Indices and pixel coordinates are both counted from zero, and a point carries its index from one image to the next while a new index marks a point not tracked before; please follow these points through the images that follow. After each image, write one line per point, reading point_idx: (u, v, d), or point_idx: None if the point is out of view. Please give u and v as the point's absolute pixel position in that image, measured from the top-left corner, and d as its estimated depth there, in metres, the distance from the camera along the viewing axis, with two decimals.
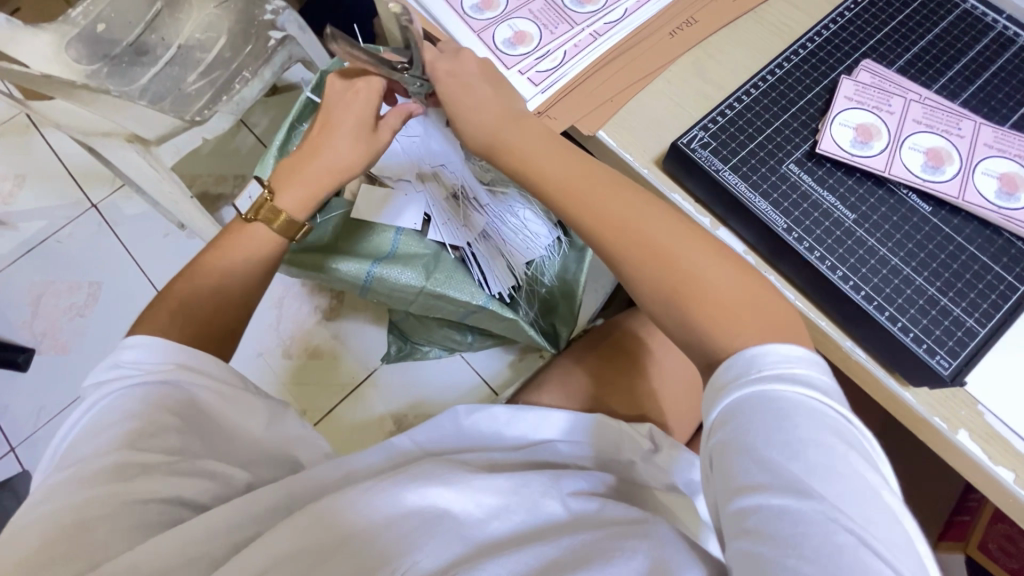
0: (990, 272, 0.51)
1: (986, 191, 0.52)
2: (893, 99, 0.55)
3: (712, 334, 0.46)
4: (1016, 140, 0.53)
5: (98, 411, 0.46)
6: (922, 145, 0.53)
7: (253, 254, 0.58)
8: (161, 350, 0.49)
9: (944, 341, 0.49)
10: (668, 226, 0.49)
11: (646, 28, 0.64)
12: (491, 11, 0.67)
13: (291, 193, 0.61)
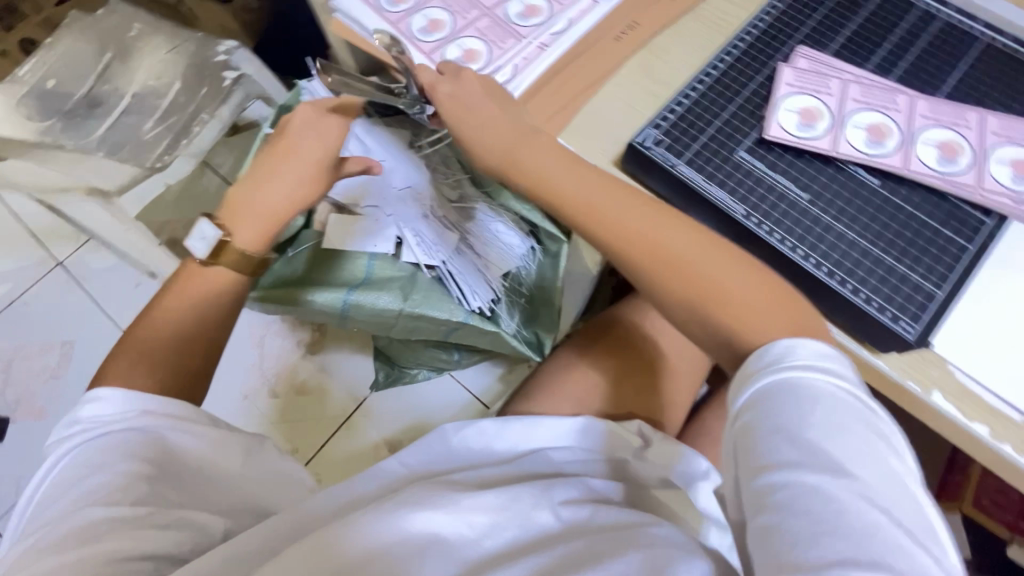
0: (942, 236, 0.47)
1: (928, 161, 0.48)
2: (831, 81, 0.51)
3: (744, 342, 0.40)
4: (955, 108, 0.50)
5: (65, 467, 0.41)
6: (863, 122, 0.49)
7: (202, 305, 0.49)
8: (127, 398, 0.43)
9: (921, 314, 0.44)
10: (692, 237, 0.42)
11: (592, 35, 0.60)
12: (438, 32, 0.59)
13: (246, 225, 0.51)
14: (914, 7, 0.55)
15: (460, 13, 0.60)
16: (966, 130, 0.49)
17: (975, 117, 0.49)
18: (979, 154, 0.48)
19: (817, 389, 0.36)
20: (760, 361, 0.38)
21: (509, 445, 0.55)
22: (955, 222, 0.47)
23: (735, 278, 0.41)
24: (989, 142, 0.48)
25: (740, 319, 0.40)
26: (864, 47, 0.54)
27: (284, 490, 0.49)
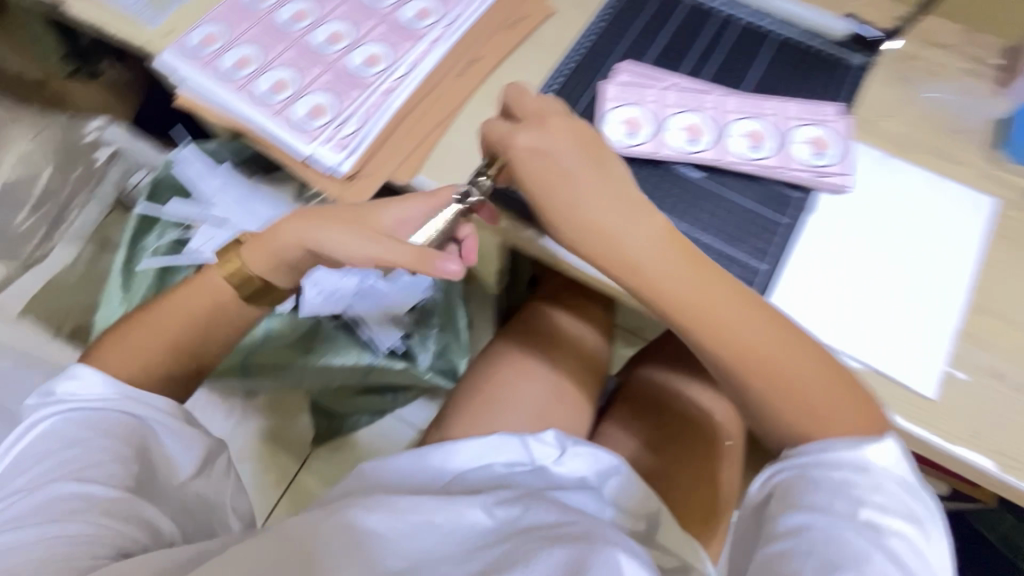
0: (760, 216, 0.53)
1: (741, 150, 0.54)
2: (650, 90, 0.57)
3: (781, 414, 0.45)
4: (759, 101, 0.56)
5: (42, 433, 0.48)
6: (682, 123, 0.55)
7: (174, 326, 0.53)
8: (100, 378, 0.49)
9: (748, 288, 0.50)
10: (777, 329, 0.46)
11: (436, 74, 0.62)
12: (283, 92, 0.60)
13: (256, 251, 0.53)
14: (715, 14, 0.62)
15: (304, 70, 0.61)
16: (771, 118, 0.55)
17: (775, 105, 0.56)
18: (783, 137, 0.55)
19: (876, 471, 0.43)
20: (829, 446, 0.44)
21: (457, 460, 0.56)
22: (768, 202, 0.53)
23: (801, 362, 0.45)
24: (790, 124, 0.55)
25: (803, 408, 0.45)
26: (677, 52, 0.60)
27: (217, 496, 0.53)
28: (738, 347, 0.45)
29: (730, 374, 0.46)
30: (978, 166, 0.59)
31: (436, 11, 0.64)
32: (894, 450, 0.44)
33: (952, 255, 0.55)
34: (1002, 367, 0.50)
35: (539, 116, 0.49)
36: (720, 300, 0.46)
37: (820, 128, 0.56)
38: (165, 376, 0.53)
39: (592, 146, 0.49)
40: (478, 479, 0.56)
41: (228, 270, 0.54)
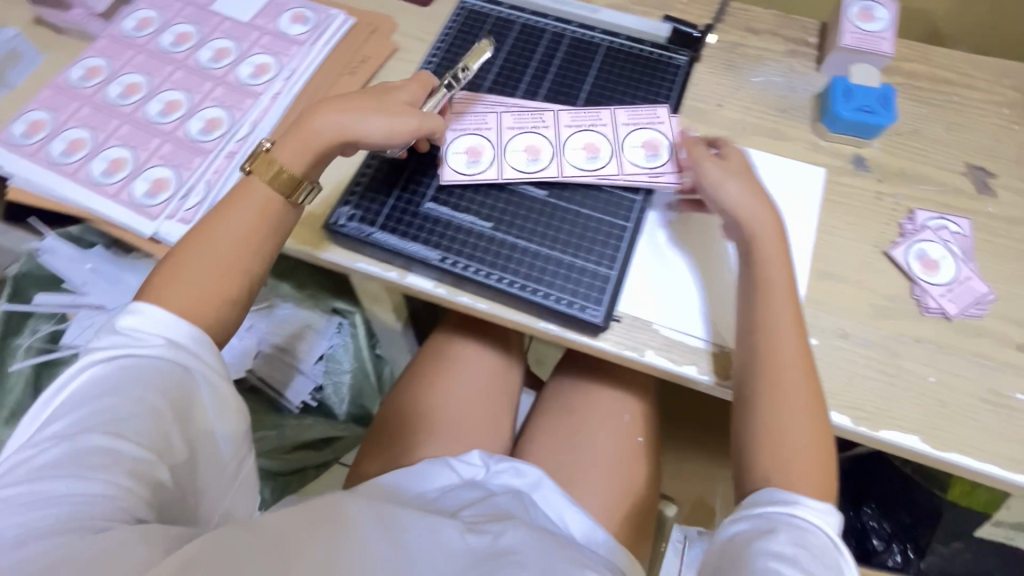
0: (605, 223, 0.55)
1: (578, 163, 0.56)
2: (488, 117, 0.59)
3: (761, 447, 0.45)
4: (591, 112, 0.59)
5: (92, 380, 0.44)
6: (519, 145, 0.57)
7: (254, 230, 0.49)
8: (176, 323, 0.46)
9: (601, 296, 0.52)
10: (806, 372, 0.46)
11: (280, 129, 0.62)
12: (119, 171, 0.59)
13: (294, 144, 0.51)
14: (548, 29, 0.66)
15: (140, 146, 0.60)
16: (603, 128, 0.58)
17: (608, 115, 0.59)
18: (616, 144, 0.57)
19: (820, 535, 0.41)
20: (775, 491, 0.43)
21: (453, 500, 0.62)
22: (613, 207, 0.56)
23: (803, 413, 0.45)
24: (622, 133, 0.58)
25: (779, 446, 0.45)
26: (518, 69, 0.64)
27: (222, 483, 0.49)
28: (776, 362, 0.46)
29: (749, 376, 0.47)
30: (806, 140, 0.63)
31: (274, 65, 0.65)
32: (834, 524, 0.42)
33: (793, 228, 0.58)
34: (846, 326, 0.54)
35: (731, 158, 0.53)
36: (789, 336, 0.47)
37: (653, 133, 0.58)
38: (232, 296, 0.48)
39: (744, 171, 0.52)
40: (475, 511, 0.58)
41: (269, 172, 0.50)
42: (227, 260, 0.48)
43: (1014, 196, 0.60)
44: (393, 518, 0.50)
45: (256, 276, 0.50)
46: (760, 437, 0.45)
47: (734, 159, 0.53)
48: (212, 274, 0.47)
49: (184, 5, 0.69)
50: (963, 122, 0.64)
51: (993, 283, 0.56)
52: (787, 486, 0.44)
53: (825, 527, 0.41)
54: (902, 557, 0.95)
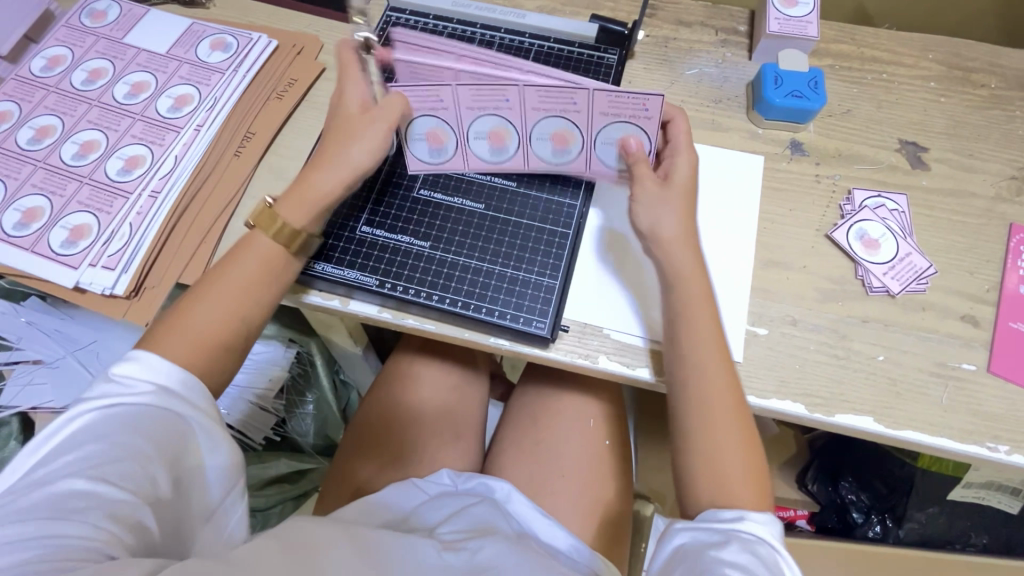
0: (545, 232, 0.55)
1: (541, 155, 0.55)
2: (440, 91, 0.50)
3: (696, 470, 0.45)
4: (561, 92, 0.49)
5: (79, 425, 0.40)
6: (482, 131, 0.53)
7: (253, 284, 0.47)
8: (168, 371, 0.42)
9: (546, 308, 0.52)
10: (725, 393, 0.45)
11: (207, 162, 0.60)
12: (36, 221, 0.56)
13: (294, 202, 0.48)
14: (476, 37, 0.66)
15: (56, 193, 0.57)
16: (577, 116, 0.51)
17: (585, 97, 0.49)
18: (588, 141, 0.53)
19: (762, 547, 0.40)
20: (712, 511, 0.43)
21: (430, 515, 0.60)
22: (551, 215, 0.56)
23: (729, 439, 0.44)
24: (597, 126, 0.51)
25: (710, 468, 0.44)
26: None
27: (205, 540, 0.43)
28: (703, 393, 0.45)
29: (681, 407, 0.46)
30: (743, 129, 0.63)
31: (195, 96, 0.62)
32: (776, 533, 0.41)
33: (735, 219, 0.58)
34: (795, 312, 0.54)
35: (673, 180, 0.50)
36: (715, 368, 0.46)
37: (633, 127, 0.51)
38: (225, 345, 0.45)
39: (681, 196, 0.50)
40: (454, 526, 0.56)
41: (274, 227, 0.48)
42: (222, 315, 0.45)
43: (946, 168, 0.61)
44: (377, 537, 0.49)
45: (252, 325, 0.47)
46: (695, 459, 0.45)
47: (676, 180, 0.50)
48: (212, 325, 0.45)
49: (96, 39, 0.65)
50: (892, 100, 0.65)
51: (932, 257, 0.57)
52: (722, 504, 0.43)
53: (766, 538, 0.41)
54: (881, 527, 0.96)
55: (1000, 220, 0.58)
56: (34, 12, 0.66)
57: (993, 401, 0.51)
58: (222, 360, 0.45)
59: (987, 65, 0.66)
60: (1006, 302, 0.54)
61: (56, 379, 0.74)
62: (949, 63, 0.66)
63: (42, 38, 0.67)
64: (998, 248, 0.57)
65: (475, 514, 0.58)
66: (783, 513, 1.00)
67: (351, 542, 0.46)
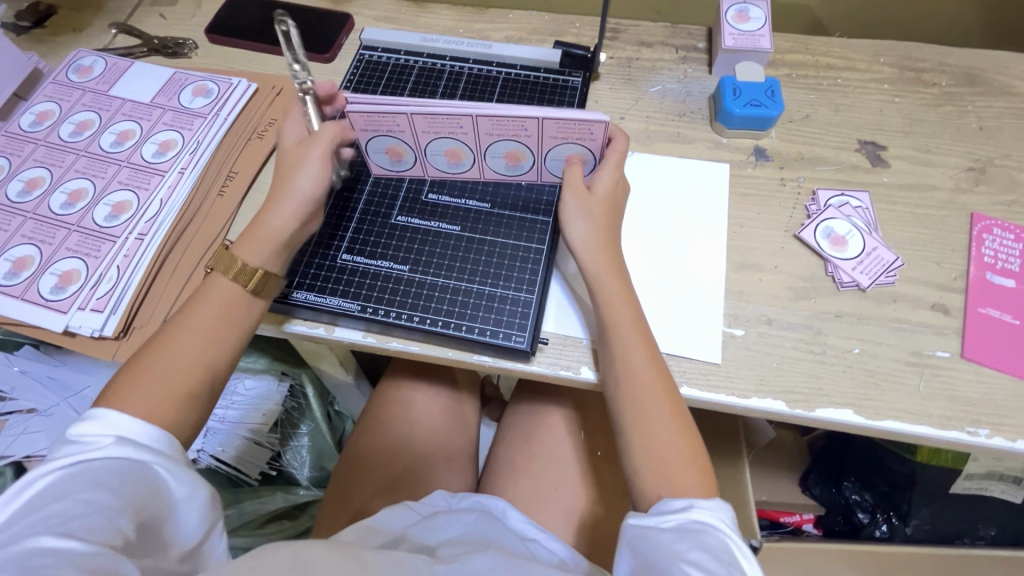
0: (521, 249, 0.57)
1: (496, 169, 0.58)
2: (396, 119, 0.51)
3: (644, 468, 0.46)
4: (511, 120, 0.50)
5: (39, 491, 0.39)
6: (439, 149, 0.56)
7: (214, 326, 0.48)
8: (133, 424, 0.43)
9: (525, 322, 0.53)
10: (657, 388, 0.48)
11: (192, 203, 0.62)
12: (26, 269, 0.57)
13: (251, 244, 0.50)
14: (445, 69, 0.70)
15: (45, 241, 0.59)
16: (527, 139, 0.53)
17: (535, 125, 0.50)
18: (539, 158, 0.55)
19: (714, 536, 0.41)
20: (665, 502, 0.44)
21: (427, 534, 0.60)
22: (525, 231, 0.58)
23: (667, 429, 0.46)
24: (548, 146, 0.53)
25: (653, 460, 0.46)
26: None
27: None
28: (637, 389, 0.48)
29: (620, 404, 0.48)
30: (707, 139, 0.66)
31: (179, 140, 0.65)
32: (725, 518, 0.42)
33: (705, 226, 0.60)
34: (769, 311, 0.56)
35: (596, 192, 0.53)
36: (639, 363, 0.48)
37: (580, 147, 0.53)
38: (193, 387, 0.46)
39: (601, 208, 0.53)
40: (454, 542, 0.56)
41: (233, 271, 0.50)
42: (187, 359, 0.47)
43: (905, 164, 0.63)
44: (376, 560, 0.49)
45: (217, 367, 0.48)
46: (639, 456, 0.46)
47: (599, 192, 0.53)
48: (178, 369, 0.46)
49: (83, 93, 0.68)
50: (849, 103, 0.67)
51: (898, 250, 0.58)
52: (676, 496, 0.44)
53: (715, 525, 0.41)
54: (887, 526, 0.95)
55: (961, 210, 0.60)
56: (23, 70, 0.69)
57: (970, 385, 0.52)
58: (192, 402, 0.46)
59: (937, 65, 0.69)
60: (974, 288, 0.56)
61: (50, 427, 0.74)
62: (900, 65, 0.69)
63: (31, 95, 0.70)
64: (962, 237, 0.59)
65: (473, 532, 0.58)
66: (788, 518, 1.00)
67: (345, 559, 0.47)
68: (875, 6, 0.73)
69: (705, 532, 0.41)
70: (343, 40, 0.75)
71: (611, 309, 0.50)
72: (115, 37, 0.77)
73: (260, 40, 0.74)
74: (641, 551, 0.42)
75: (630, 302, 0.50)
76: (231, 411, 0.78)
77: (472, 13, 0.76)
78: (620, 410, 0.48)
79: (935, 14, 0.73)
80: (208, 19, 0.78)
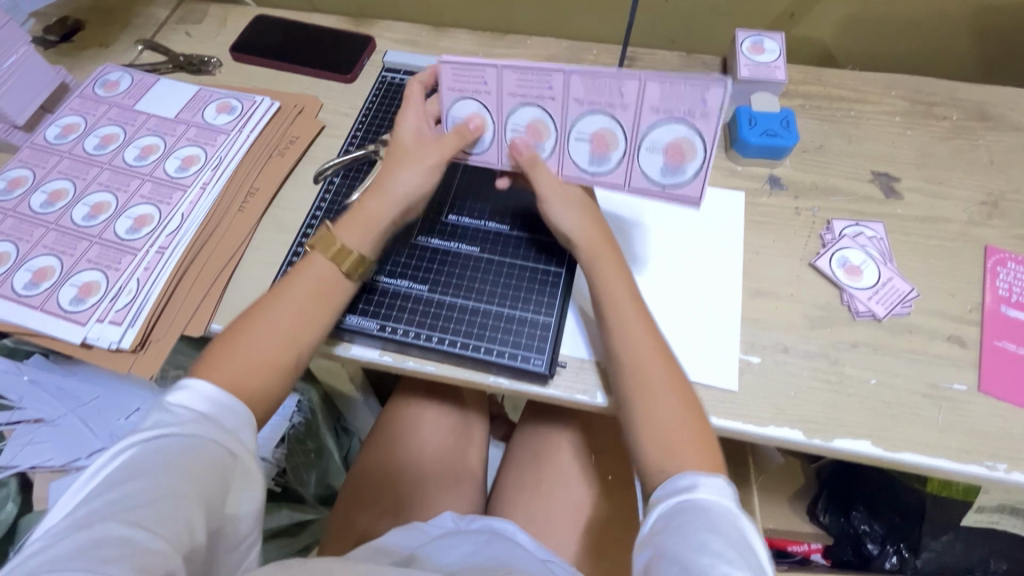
0: (539, 271, 0.58)
1: (580, 159, 0.52)
2: (486, 72, 0.50)
3: (644, 440, 0.46)
4: (607, 81, 0.48)
5: (123, 465, 0.39)
6: (520, 123, 0.52)
7: (316, 312, 0.50)
8: (219, 395, 0.44)
9: (543, 344, 0.53)
10: (653, 361, 0.48)
11: (213, 218, 0.63)
12: (46, 280, 0.58)
13: (359, 228, 0.51)
14: None
15: (66, 252, 0.59)
16: (621, 110, 0.49)
17: (633, 87, 0.47)
18: (632, 145, 0.50)
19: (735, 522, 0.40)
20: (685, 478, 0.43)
21: (436, 554, 0.60)
22: (544, 255, 0.58)
23: (665, 401, 0.46)
24: (645, 124, 0.49)
25: (656, 434, 0.45)
26: None
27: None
28: (636, 362, 0.48)
29: (618, 380, 0.48)
30: (722, 166, 0.67)
31: (201, 156, 0.65)
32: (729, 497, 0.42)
33: (723, 254, 0.60)
34: (785, 340, 0.56)
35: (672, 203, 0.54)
36: (638, 337, 0.48)
37: (684, 128, 0.48)
38: (288, 367, 0.48)
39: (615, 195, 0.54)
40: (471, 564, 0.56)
41: (334, 250, 0.50)
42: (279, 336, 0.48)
43: (919, 196, 0.64)
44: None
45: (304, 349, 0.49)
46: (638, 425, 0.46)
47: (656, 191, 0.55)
48: (275, 348, 0.47)
49: (108, 107, 0.70)
50: (862, 134, 0.68)
51: (914, 281, 0.59)
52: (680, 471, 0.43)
53: (721, 503, 0.41)
54: (897, 558, 0.94)
55: (975, 242, 0.61)
56: (52, 84, 0.71)
57: (987, 420, 0.52)
58: (279, 380, 0.47)
59: (948, 100, 0.70)
60: (990, 322, 0.56)
61: (55, 439, 0.73)
62: (912, 99, 0.71)
63: (58, 108, 0.71)
64: (976, 270, 0.59)
65: (484, 554, 0.58)
66: (797, 547, 0.99)
67: None
68: (888, 40, 0.74)
69: (711, 510, 0.40)
70: (365, 62, 0.76)
71: (603, 276, 0.51)
72: (143, 54, 0.79)
73: (283, 60, 0.76)
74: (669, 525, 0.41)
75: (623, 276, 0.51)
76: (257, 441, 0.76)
77: (491, 39, 0.78)
78: (621, 384, 0.48)
79: (943, 53, 0.75)
80: (232, 37, 0.79)
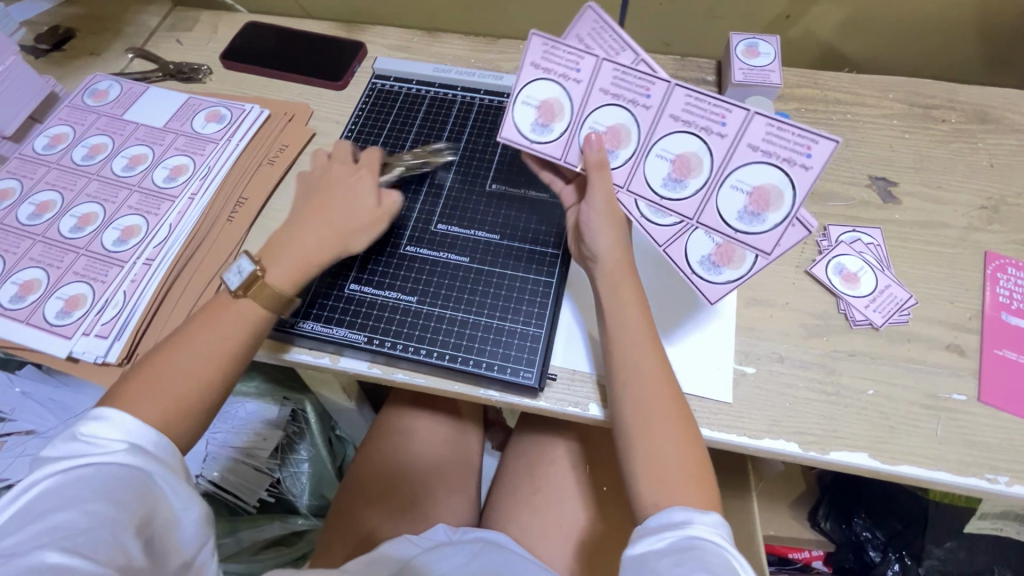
0: (529, 281, 0.57)
1: (653, 176, 0.50)
2: (584, 60, 0.49)
3: (646, 478, 0.44)
4: (710, 104, 0.47)
5: (44, 495, 0.37)
6: (602, 122, 0.50)
7: (231, 351, 0.48)
8: (144, 432, 0.42)
9: (533, 357, 0.53)
10: (661, 394, 0.46)
11: (201, 228, 0.62)
12: (32, 293, 0.57)
13: (291, 267, 0.51)
14: (457, 100, 0.71)
15: (53, 265, 0.59)
16: (715, 137, 0.48)
17: (738, 120, 0.46)
18: (715, 178, 0.48)
19: (725, 554, 0.39)
20: (674, 511, 0.42)
21: (431, 565, 0.59)
22: (534, 264, 0.58)
23: (668, 432, 0.45)
24: (732, 161, 0.47)
25: (653, 466, 0.44)
26: (432, 138, 0.68)
27: None
28: (642, 391, 0.47)
29: (621, 409, 0.47)
30: None
31: (190, 165, 0.65)
32: (724, 534, 0.41)
33: None
34: (781, 349, 0.55)
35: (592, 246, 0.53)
36: (648, 366, 0.47)
37: (779, 175, 0.46)
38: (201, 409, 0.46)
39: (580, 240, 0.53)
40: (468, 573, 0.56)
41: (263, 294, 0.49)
42: (193, 382, 0.46)
43: (916, 202, 0.63)
44: None
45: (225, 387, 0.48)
46: (642, 457, 0.45)
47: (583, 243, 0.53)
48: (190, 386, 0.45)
49: (98, 116, 0.69)
50: (859, 138, 0.67)
51: (911, 288, 0.57)
52: (677, 505, 0.42)
53: (714, 540, 0.40)
54: (900, 566, 0.92)
55: (975, 248, 0.60)
56: (40, 93, 0.70)
57: (988, 431, 0.51)
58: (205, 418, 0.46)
59: (947, 102, 0.69)
60: (990, 330, 0.55)
61: (46, 449, 0.72)
62: (910, 102, 0.69)
63: (47, 118, 0.70)
64: (977, 277, 0.58)
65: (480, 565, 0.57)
66: (797, 554, 1.00)
67: None
68: (884, 43, 0.73)
69: (702, 548, 0.39)
70: (355, 68, 0.75)
71: (616, 302, 0.49)
72: (133, 63, 0.78)
73: (273, 67, 0.75)
74: (657, 555, 0.40)
75: (636, 302, 0.49)
76: (244, 446, 0.77)
77: (484, 43, 0.77)
78: (624, 413, 0.47)
79: (942, 55, 0.73)
80: (223, 45, 0.79)
